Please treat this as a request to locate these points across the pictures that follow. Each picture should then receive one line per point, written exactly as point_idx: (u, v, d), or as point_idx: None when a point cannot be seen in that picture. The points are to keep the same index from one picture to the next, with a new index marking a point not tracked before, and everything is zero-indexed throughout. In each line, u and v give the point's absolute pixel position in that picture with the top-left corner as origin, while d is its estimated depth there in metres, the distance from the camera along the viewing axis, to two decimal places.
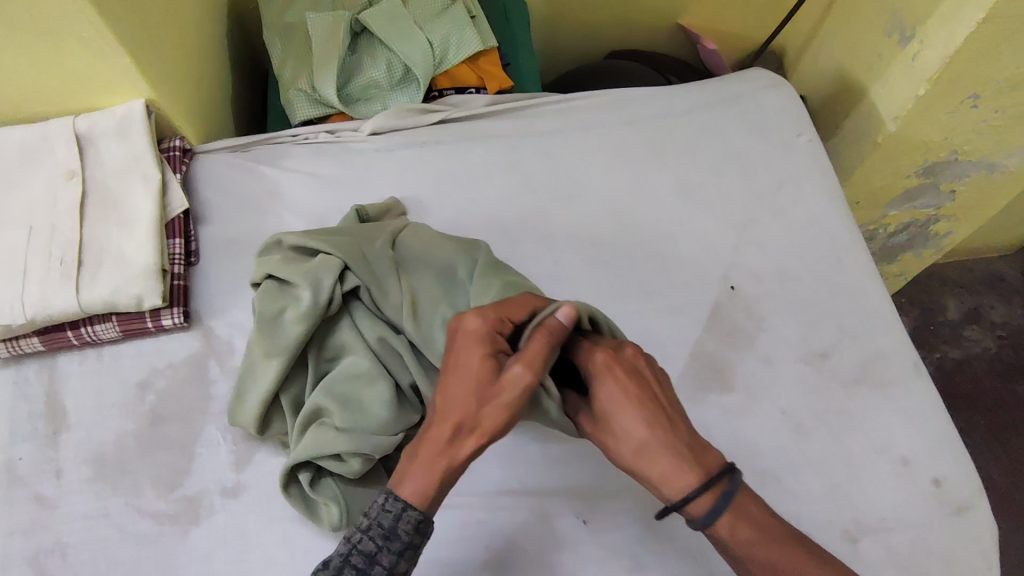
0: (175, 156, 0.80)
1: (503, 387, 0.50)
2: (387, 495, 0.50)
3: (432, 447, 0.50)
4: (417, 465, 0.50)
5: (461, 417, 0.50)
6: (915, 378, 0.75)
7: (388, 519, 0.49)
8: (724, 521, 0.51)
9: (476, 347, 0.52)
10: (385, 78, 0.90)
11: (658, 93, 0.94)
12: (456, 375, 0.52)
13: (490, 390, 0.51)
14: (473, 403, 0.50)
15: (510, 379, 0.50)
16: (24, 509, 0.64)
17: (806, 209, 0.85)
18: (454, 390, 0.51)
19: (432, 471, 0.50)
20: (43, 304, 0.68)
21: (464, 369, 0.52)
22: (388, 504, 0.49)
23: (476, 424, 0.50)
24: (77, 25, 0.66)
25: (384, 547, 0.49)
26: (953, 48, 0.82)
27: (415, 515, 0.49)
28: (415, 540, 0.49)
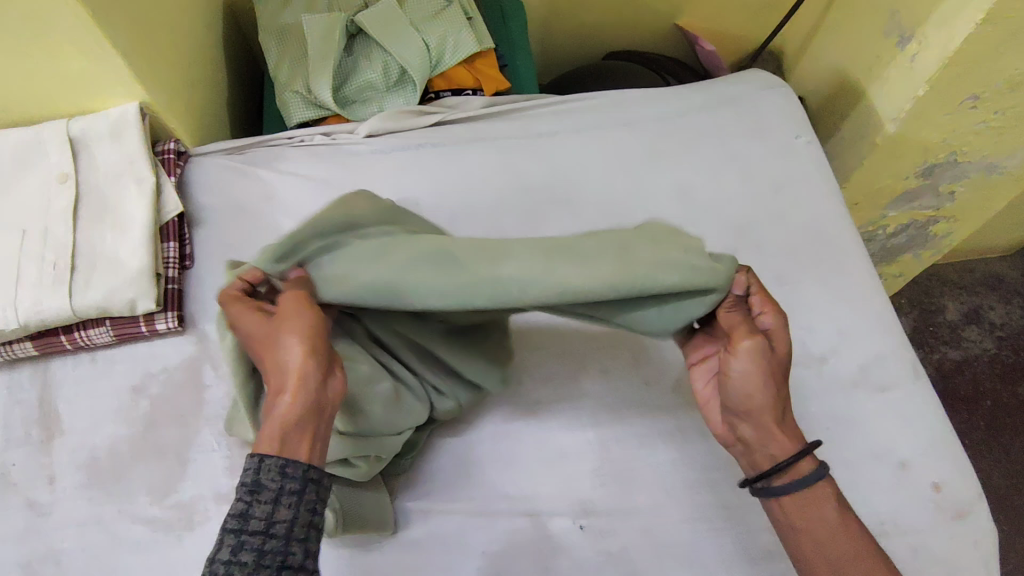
0: (169, 159, 0.79)
1: (281, 332, 0.50)
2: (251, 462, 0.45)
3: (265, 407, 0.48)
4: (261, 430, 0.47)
5: (275, 366, 0.49)
6: (914, 381, 0.75)
7: (251, 475, 0.44)
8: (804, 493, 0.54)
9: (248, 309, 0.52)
10: (381, 79, 0.90)
11: (656, 94, 0.93)
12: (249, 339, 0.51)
13: (285, 331, 0.50)
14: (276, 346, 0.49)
15: (280, 324, 0.50)
16: (17, 515, 0.64)
17: (805, 211, 0.84)
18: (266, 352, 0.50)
19: (269, 422, 0.47)
20: (36, 309, 0.67)
21: (251, 334, 0.51)
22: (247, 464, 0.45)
23: (290, 366, 0.48)
24: (70, 29, 0.65)
25: (252, 503, 0.43)
26: (953, 49, 0.82)
27: (274, 460, 0.45)
28: (288, 485, 0.45)
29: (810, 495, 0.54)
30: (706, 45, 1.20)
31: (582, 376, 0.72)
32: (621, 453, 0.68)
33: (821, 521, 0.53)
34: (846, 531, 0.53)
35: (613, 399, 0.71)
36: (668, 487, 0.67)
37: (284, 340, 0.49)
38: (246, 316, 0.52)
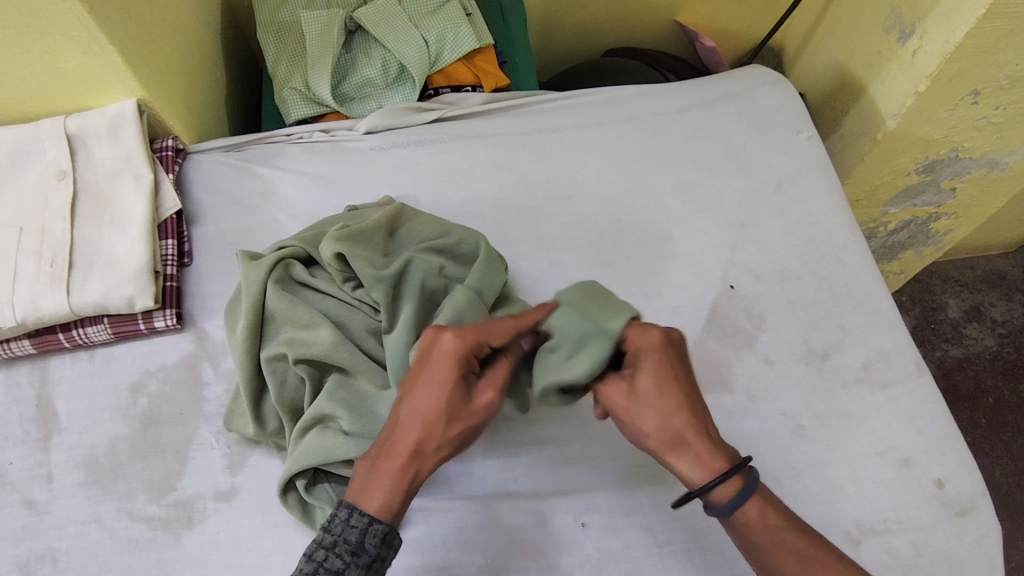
0: (167, 156, 0.79)
1: (464, 415, 0.52)
2: (351, 511, 0.49)
3: (394, 461, 0.50)
4: (378, 479, 0.50)
5: (421, 444, 0.51)
6: (916, 377, 0.74)
7: (355, 535, 0.48)
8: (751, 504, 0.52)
9: (453, 366, 0.52)
10: (379, 76, 0.89)
11: (656, 90, 0.93)
12: (423, 385, 0.52)
13: (462, 413, 0.52)
14: (444, 424, 0.51)
15: (484, 404, 0.54)
16: (15, 514, 0.63)
17: (806, 207, 0.84)
18: (420, 404, 0.52)
19: (399, 485, 0.50)
20: (33, 307, 0.67)
21: (434, 387, 0.52)
22: (353, 519, 0.48)
23: (432, 444, 0.51)
24: (66, 25, 0.65)
25: (351, 564, 0.47)
26: (953, 45, 0.81)
27: (382, 528, 0.48)
28: (384, 554, 0.49)
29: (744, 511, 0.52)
30: (706, 41, 1.19)
31: None
32: (623, 450, 0.68)
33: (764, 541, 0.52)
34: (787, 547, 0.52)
35: None
36: (670, 485, 0.66)
37: (446, 421, 0.51)
38: (456, 377, 0.52)
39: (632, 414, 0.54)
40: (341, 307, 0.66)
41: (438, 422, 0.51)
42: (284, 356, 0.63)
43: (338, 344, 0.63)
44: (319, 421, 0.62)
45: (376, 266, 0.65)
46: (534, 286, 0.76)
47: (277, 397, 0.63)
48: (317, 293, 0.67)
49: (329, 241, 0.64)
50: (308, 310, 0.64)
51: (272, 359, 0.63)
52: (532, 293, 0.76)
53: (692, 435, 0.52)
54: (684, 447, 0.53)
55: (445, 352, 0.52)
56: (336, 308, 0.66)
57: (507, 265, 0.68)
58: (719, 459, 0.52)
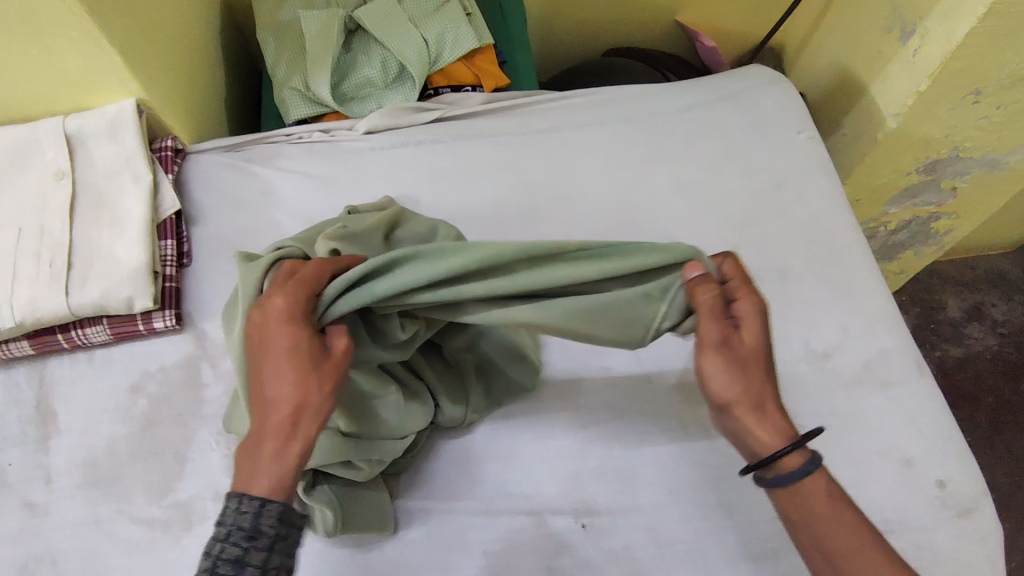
0: (167, 156, 0.79)
1: (324, 373, 0.49)
2: (240, 499, 0.47)
3: (274, 440, 0.48)
4: (262, 461, 0.48)
5: (292, 412, 0.48)
6: (917, 377, 0.74)
7: (248, 520, 0.46)
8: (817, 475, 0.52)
9: (287, 326, 0.49)
10: (379, 76, 0.89)
11: (657, 90, 0.92)
12: (276, 353, 0.49)
13: (326, 370, 0.49)
14: (314, 385, 0.49)
15: (342, 348, 0.51)
16: (14, 515, 0.63)
17: (807, 207, 0.84)
18: (286, 376, 0.49)
19: (285, 461, 0.47)
20: (32, 308, 0.67)
21: (283, 355, 0.49)
22: (242, 506, 0.46)
23: (311, 409, 0.48)
24: (65, 25, 0.65)
25: (251, 548, 0.46)
26: (954, 44, 0.81)
27: (277, 506, 0.47)
28: (288, 528, 0.48)
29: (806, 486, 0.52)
30: (706, 41, 1.19)
31: (582, 373, 0.71)
32: (624, 451, 0.67)
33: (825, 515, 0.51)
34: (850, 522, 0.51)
35: (615, 394, 0.70)
36: (671, 485, 0.66)
37: (313, 382, 0.49)
38: (299, 338, 0.49)
39: (724, 361, 0.51)
40: None
41: (298, 387, 0.48)
42: None
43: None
44: None
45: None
46: None
47: None
48: None
49: (326, 238, 0.63)
50: None
51: None
52: None
53: (771, 405, 0.53)
54: (764, 414, 0.52)
55: (279, 315, 0.50)
56: None
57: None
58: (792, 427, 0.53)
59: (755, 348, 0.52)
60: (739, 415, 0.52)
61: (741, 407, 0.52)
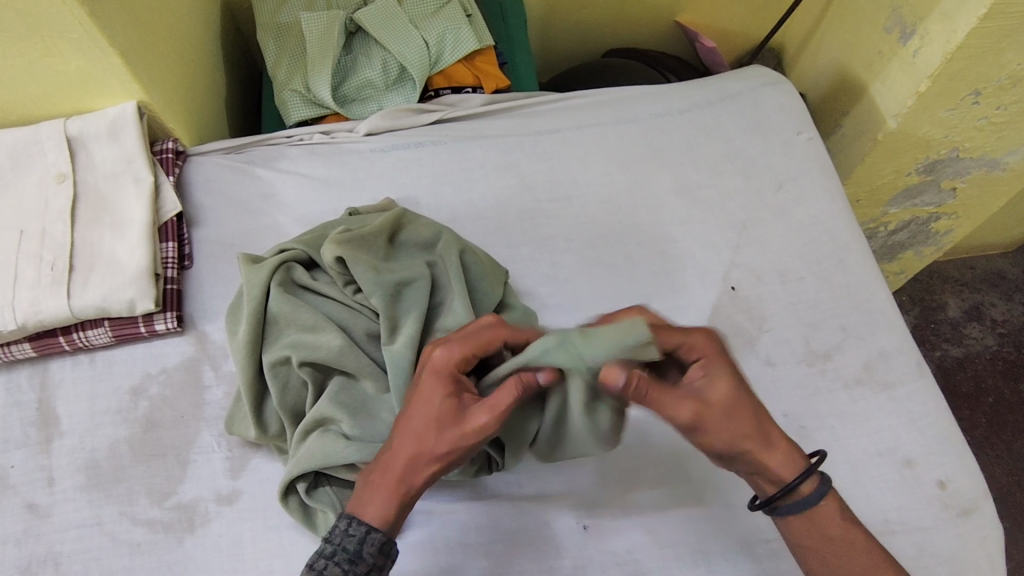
0: (168, 158, 0.79)
1: (451, 438, 0.51)
2: (349, 521, 0.51)
3: (390, 475, 0.52)
4: (375, 491, 0.52)
5: (410, 460, 0.52)
6: (918, 378, 0.74)
7: (352, 543, 0.50)
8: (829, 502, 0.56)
9: (439, 385, 0.53)
10: (380, 78, 0.89)
11: (656, 91, 0.93)
12: (415, 401, 0.53)
13: (453, 433, 0.51)
14: (433, 440, 0.51)
15: (477, 424, 0.51)
16: (17, 517, 0.63)
17: (807, 207, 0.84)
18: (414, 428, 0.52)
19: (392, 499, 0.52)
20: (34, 310, 0.67)
21: (425, 407, 0.52)
22: (350, 529, 0.51)
23: (424, 459, 0.52)
24: (67, 28, 0.65)
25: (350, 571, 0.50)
26: (954, 44, 0.81)
27: (379, 537, 0.51)
28: (379, 561, 0.51)
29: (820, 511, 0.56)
30: (706, 41, 1.19)
31: None
32: (625, 453, 0.67)
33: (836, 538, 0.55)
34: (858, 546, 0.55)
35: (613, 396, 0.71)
36: (672, 487, 0.66)
37: (433, 438, 0.51)
38: (440, 396, 0.52)
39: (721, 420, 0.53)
40: (344, 310, 0.66)
41: (425, 439, 0.52)
42: (287, 360, 0.63)
43: (343, 348, 0.62)
44: (320, 424, 0.61)
45: (379, 270, 0.64)
46: (535, 288, 0.76)
47: (280, 401, 0.63)
48: (319, 296, 0.66)
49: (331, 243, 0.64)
50: (313, 314, 0.64)
51: (275, 363, 0.63)
52: (532, 296, 0.76)
53: (774, 429, 0.55)
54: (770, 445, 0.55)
55: (432, 369, 0.53)
56: (339, 311, 0.65)
57: (505, 274, 0.70)
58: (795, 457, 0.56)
59: (730, 394, 0.54)
60: (754, 453, 0.54)
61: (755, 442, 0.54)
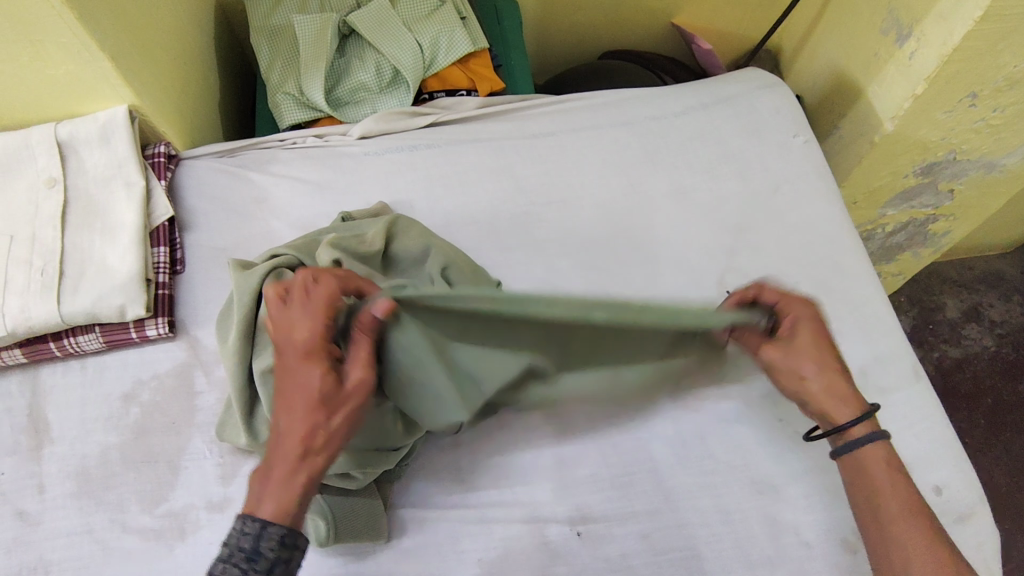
0: (160, 163, 0.79)
1: (335, 403, 0.51)
2: (246, 519, 0.49)
3: (283, 466, 0.50)
4: (271, 484, 0.50)
5: (303, 444, 0.50)
6: (915, 383, 0.74)
7: (251, 540, 0.48)
8: (874, 449, 0.59)
9: (312, 362, 0.51)
10: (373, 80, 0.88)
11: (652, 94, 0.92)
12: (284, 386, 0.51)
13: (336, 402, 0.51)
14: (320, 416, 0.50)
15: (357, 381, 0.52)
16: (6, 525, 0.63)
17: (803, 210, 0.83)
18: (294, 410, 0.50)
19: (294, 485, 0.50)
20: (24, 316, 0.66)
21: (302, 388, 0.50)
22: (246, 527, 0.49)
23: (318, 439, 0.51)
24: (57, 32, 0.64)
25: (250, 570, 0.48)
26: (951, 47, 0.81)
27: (279, 529, 0.49)
28: (284, 556, 0.49)
29: (864, 456, 0.59)
30: (703, 43, 1.18)
31: None
32: (620, 460, 0.67)
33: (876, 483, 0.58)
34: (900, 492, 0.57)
35: None
36: (667, 493, 0.66)
37: (319, 415, 0.50)
38: (316, 371, 0.51)
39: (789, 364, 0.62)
40: None
41: (313, 418, 0.50)
42: (277, 367, 0.62)
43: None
44: None
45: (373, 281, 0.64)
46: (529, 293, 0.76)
47: (270, 407, 0.62)
48: None
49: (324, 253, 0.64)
50: None
51: (265, 370, 0.62)
52: None
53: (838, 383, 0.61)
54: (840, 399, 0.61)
55: (294, 344, 0.51)
56: None
57: (497, 283, 0.70)
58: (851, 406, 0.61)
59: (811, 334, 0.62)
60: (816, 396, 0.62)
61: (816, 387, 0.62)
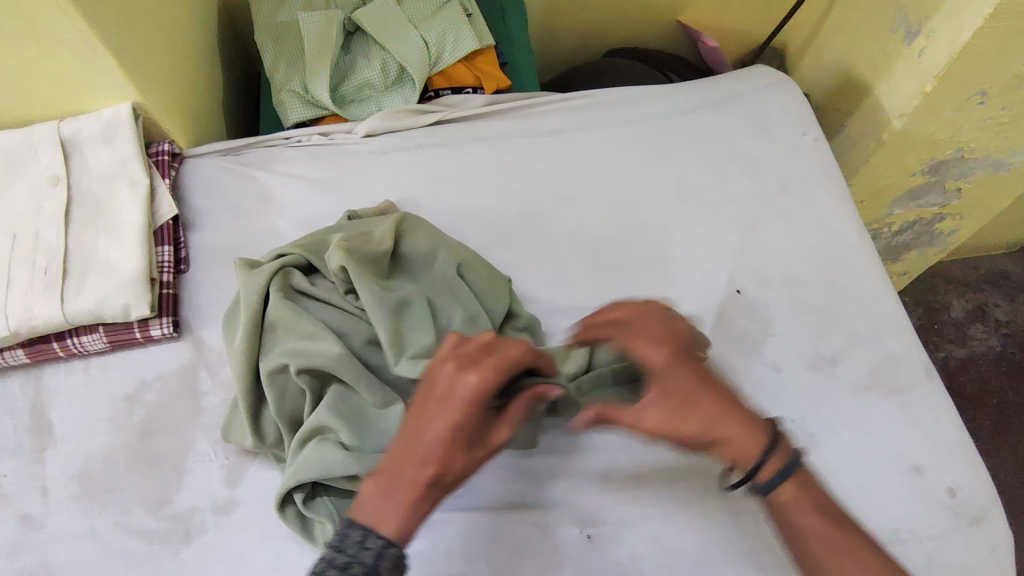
0: (164, 161, 0.78)
1: (478, 450, 0.50)
2: (364, 533, 0.47)
3: (408, 494, 0.48)
4: (393, 504, 0.48)
5: (435, 480, 0.48)
6: (927, 384, 0.73)
7: (369, 557, 0.46)
8: (789, 487, 0.55)
9: (477, 404, 0.49)
10: (378, 77, 0.88)
11: (660, 92, 0.91)
12: (435, 418, 0.49)
13: (474, 450, 0.50)
14: (461, 457, 0.49)
15: (500, 441, 0.52)
16: (8, 528, 0.62)
17: (813, 208, 0.82)
18: (433, 443, 0.48)
19: (417, 515, 0.48)
20: (27, 316, 0.65)
21: (455, 426, 0.49)
22: (366, 542, 0.46)
23: (449, 477, 0.49)
24: (59, 28, 0.64)
25: None
26: (960, 44, 0.80)
27: (398, 553, 0.46)
28: None
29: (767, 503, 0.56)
30: (709, 41, 1.18)
31: None
32: (630, 462, 0.66)
33: (790, 521, 0.55)
34: (815, 526, 0.54)
35: None
36: (678, 494, 0.65)
37: (459, 456, 0.49)
38: (475, 415, 0.49)
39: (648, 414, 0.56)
40: (342, 317, 0.64)
41: (452, 459, 0.49)
42: (283, 368, 0.61)
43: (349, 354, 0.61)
44: (318, 432, 0.60)
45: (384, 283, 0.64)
46: (537, 293, 0.75)
47: (277, 409, 0.62)
48: (317, 302, 0.65)
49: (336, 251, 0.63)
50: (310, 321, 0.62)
51: (273, 371, 0.61)
52: (534, 300, 0.74)
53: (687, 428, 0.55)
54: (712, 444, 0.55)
55: (512, 357, 0.52)
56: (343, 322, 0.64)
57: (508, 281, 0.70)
58: (751, 447, 0.55)
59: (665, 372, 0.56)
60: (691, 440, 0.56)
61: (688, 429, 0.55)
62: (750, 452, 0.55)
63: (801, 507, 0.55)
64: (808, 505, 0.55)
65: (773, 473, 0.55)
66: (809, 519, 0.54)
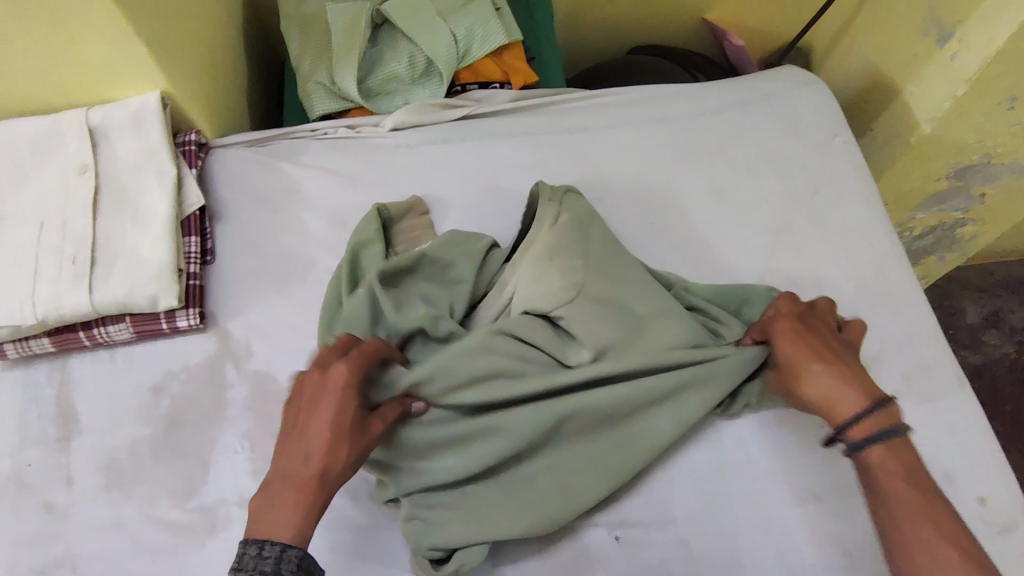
0: (190, 151, 0.77)
1: (365, 441, 0.54)
2: (260, 543, 0.48)
3: (296, 490, 0.50)
4: (283, 508, 0.49)
5: (328, 473, 0.51)
6: (958, 391, 0.72)
7: (270, 564, 0.47)
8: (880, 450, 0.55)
9: (331, 395, 0.53)
10: (406, 71, 0.87)
11: (689, 90, 0.90)
12: (319, 413, 0.52)
13: (359, 438, 0.53)
14: (345, 447, 0.52)
15: (378, 430, 0.55)
16: (33, 517, 0.62)
17: (843, 212, 0.82)
18: (315, 436, 0.51)
19: (309, 514, 0.50)
20: (54, 305, 0.65)
21: (326, 417, 0.52)
22: (264, 551, 0.47)
23: (336, 469, 0.51)
24: (92, 15, 0.63)
25: None
26: (996, 48, 0.79)
27: (298, 553, 0.48)
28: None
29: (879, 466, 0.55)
30: (736, 40, 1.18)
31: None
32: (660, 463, 0.66)
33: (888, 488, 0.54)
34: (901, 493, 0.53)
35: None
36: (707, 497, 0.64)
37: (343, 446, 0.52)
38: (345, 406, 0.53)
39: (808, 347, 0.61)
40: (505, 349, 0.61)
41: (336, 449, 0.52)
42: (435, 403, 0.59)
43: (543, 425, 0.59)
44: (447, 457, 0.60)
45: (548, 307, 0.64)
46: None
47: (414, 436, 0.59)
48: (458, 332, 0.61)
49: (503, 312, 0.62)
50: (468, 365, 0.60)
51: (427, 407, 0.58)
52: None
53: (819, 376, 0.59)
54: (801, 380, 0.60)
55: (337, 382, 0.53)
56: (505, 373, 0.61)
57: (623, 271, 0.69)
58: (858, 398, 0.57)
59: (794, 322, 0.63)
60: (811, 371, 0.59)
61: (810, 362, 0.60)
62: (853, 402, 0.57)
63: (891, 471, 0.54)
64: (897, 473, 0.54)
65: (863, 436, 0.56)
66: (899, 490, 0.53)
